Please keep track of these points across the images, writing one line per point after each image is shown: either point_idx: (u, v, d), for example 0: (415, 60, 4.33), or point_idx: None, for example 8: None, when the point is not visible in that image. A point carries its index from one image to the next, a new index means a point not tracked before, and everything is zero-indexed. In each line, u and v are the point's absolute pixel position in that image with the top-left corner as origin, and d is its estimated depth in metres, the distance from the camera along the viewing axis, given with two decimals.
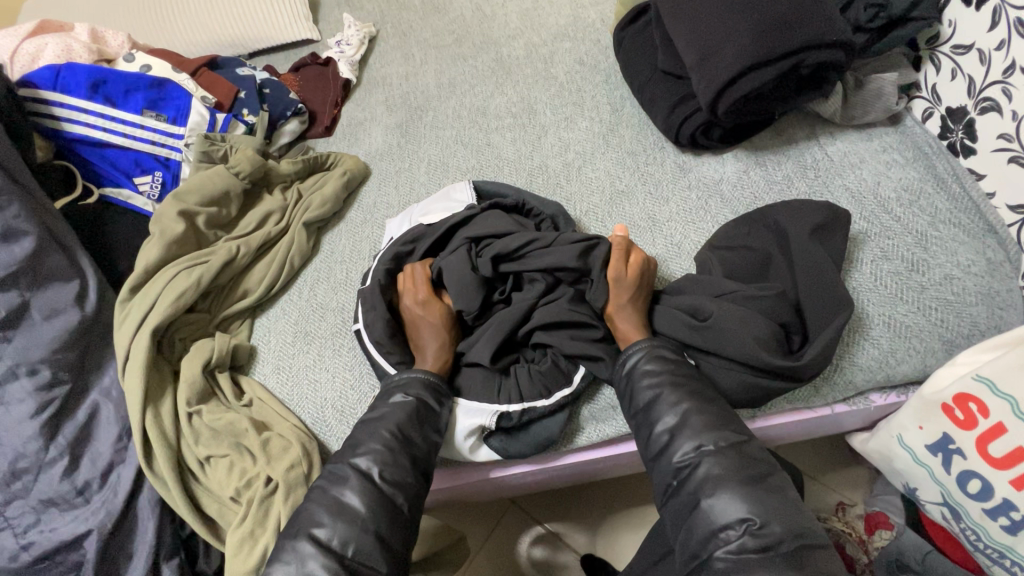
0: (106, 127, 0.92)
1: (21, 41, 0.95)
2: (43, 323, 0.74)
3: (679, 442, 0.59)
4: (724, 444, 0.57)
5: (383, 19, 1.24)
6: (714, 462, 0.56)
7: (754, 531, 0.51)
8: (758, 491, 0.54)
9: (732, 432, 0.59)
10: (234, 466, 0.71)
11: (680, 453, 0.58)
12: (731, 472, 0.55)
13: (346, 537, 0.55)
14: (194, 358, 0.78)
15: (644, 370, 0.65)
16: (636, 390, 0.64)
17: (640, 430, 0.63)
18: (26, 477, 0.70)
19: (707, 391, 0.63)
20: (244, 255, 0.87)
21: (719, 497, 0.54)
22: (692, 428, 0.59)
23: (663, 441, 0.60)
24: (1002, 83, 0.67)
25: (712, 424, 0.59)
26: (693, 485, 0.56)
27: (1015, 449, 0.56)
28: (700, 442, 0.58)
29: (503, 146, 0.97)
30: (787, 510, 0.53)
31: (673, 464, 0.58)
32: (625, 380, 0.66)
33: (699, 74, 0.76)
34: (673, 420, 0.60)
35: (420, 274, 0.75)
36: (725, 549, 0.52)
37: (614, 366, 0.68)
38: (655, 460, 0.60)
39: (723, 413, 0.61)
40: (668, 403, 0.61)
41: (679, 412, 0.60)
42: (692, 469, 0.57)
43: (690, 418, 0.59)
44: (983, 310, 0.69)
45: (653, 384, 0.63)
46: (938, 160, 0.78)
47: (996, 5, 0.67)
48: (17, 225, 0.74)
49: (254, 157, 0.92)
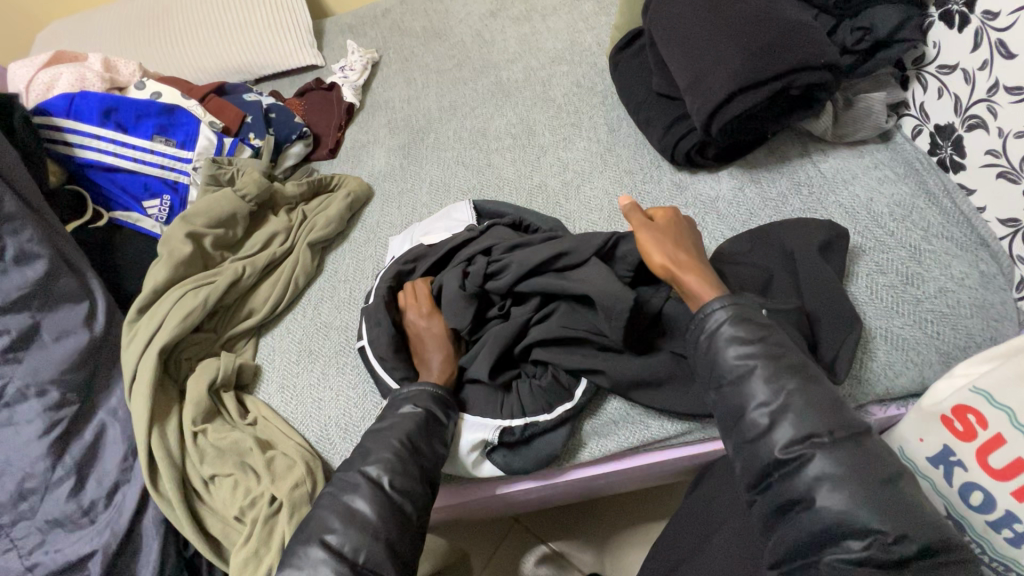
0: (117, 152, 0.94)
1: (37, 71, 0.99)
2: (53, 344, 0.75)
3: (780, 431, 0.51)
4: (842, 435, 0.50)
5: (386, 45, 1.28)
6: (832, 458, 0.49)
7: (884, 544, 0.45)
8: (885, 494, 0.47)
9: (848, 418, 0.51)
10: (239, 485, 0.72)
11: (786, 444, 0.51)
12: (855, 472, 0.48)
13: (358, 544, 0.56)
14: (200, 377, 0.79)
15: (730, 336, 0.57)
16: (722, 357, 0.56)
17: (729, 404, 0.55)
18: (32, 497, 0.70)
19: (810, 365, 0.55)
20: (249, 276, 0.88)
21: (840, 501, 0.47)
22: (795, 414, 0.51)
23: (761, 424, 0.52)
24: (987, 101, 0.70)
25: (820, 409, 0.51)
26: (802, 482, 0.49)
27: (1014, 460, 0.56)
28: (808, 432, 0.50)
29: (503, 167, 0.99)
30: (917, 516, 0.46)
31: (773, 456, 0.51)
32: (708, 344, 0.58)
33: (692, 96, 0.79)
34: (772, 401, 0.53)
35: (422, 290, 0.77)
36: (840, 557, 0.46)
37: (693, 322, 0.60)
38: (746, 445, 0.53)
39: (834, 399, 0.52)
40: (763, 378, 0.54)
41: (780, 393, 0.53)
42: (800, 465, 0.50)
43: (793, 399, 0.52)
44: (977, 322, 0.70)
45: (748, 355, 0.55)
46: (929, 175, 0.80)
47: (978, 27, 0.69)
48: (30, 248, 0.76)
49: (261, 180, 0.94)
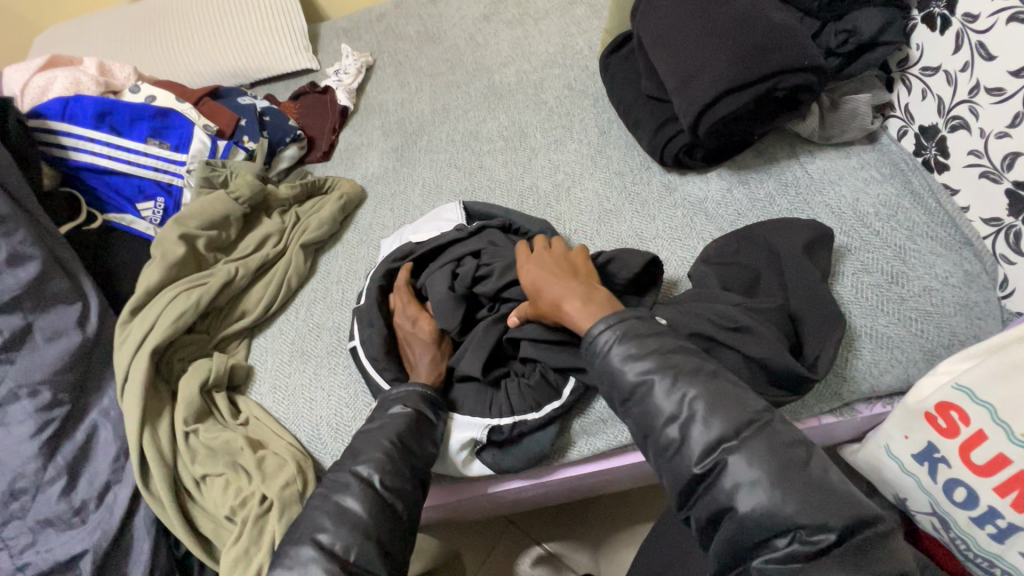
0: (111, 155, 0.95)
1: (32, 74, 1.00)
2: (45, 345, 0.75)
3: (693, 443, 0.51)
4: (746, 432, 0.50)
5: (380, 49, 1.30)
6: (742, 458, 0.49)
7: (803, 537, 0.45)
8: (795, 483, 0.47)
9: (751, 411, 0.51)
10: (230, 485, 0.72)
11: (699, 456, 0.50)
12: (767, 469, 0.48)
13: (348, 542, 0.56)
14: (192, 378, 0.80)
15: (622, 355, 0.55)
16: (623, 377, 0.55)
17: (642, 425, 0.54)
18: (23, 497, 0.70)
19: (704, 361, 0.55)
20: (241, 277, 0.89)
21: (756, 504, 0.47)
22: (701, 421, 0.51)
23: (674, 438, 0.52)
24: (969, 102, 0.71)
25: (728, 408, 0.51)
26: (723, 487, 0.49)
27: (996, 456, 0.56)
28: (719, 436, 0.50)
29: (495, 169, 1.00)
30: (829, 499, 0.46)
31: (690, 472, 0.50)
32: (604, 366, 0.56)
33: (679, 99, 0.80)
34: (679, 413, 0.52)
35: (407, 291, 0.79)
36: (768, 557, 0.46)
37: (585, 351, 0.58)
38: (669, 463, 0.52)
39: (733, 386, 0.53)
40: (663, 390, 0.53)
41: (682, 402, 0.52)
42: (717, 475, 0.49)
43: (696, 406, 0.52)
44: (961, 320, 0.71)
45: (643, 370, 0.54)
46: (914, 176, 0.81)
47: (958, 30, 0.71)
48: (24, 250, 0.76)
49: (254, 182, 0.95)
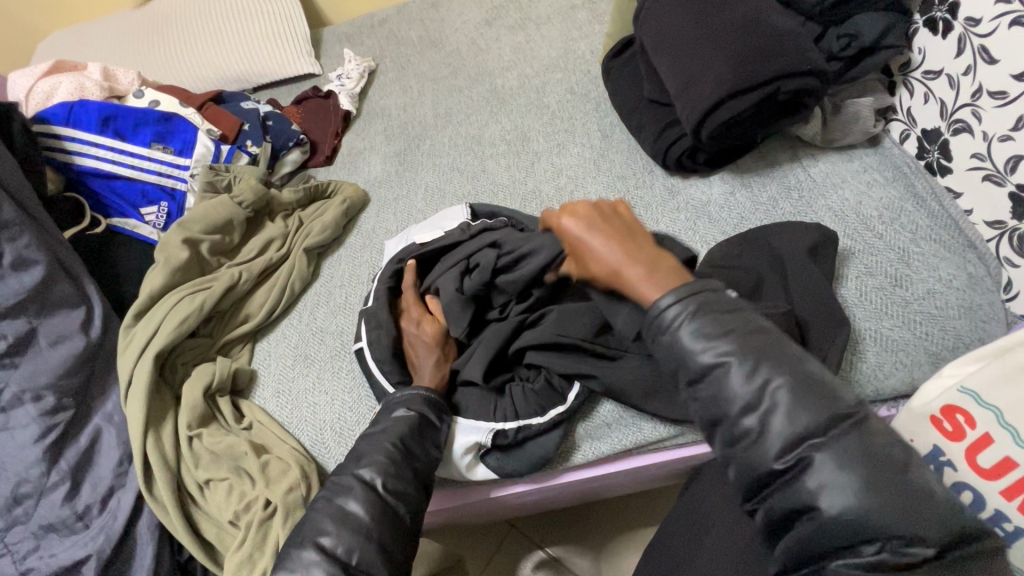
0: (115, 160, 0.95)
1: (37, 79, 1.00)
2: (49, 349, 0.76)
3: (773, 436, 0.45)
4: (839, 430, 0.44)
5: (382, 54, 1.30)
6: (833, 457, 0.43)
7: (896, 548, 0.41)
8: (893, 488, 0.41)
9: (843, 405, 0.45)
10: (233, 489, 0.72)
11: (781, 450, 0.44)
12: (861, 471, 0.42)
13: (350, 545, 0.56)
14: (196, 382, 0.80)
15: (695, 336, 0.49)
16: (692, 359, 0.48)
17: (709, 411, 0.48)
18: (27, 502, 0.70)
19: (788, 346, 0.48)
20: (245, 281, 0.89)
21: (845, 506, 0.42)
22: (785, 413, 0.45)
23: (751, 430, 0.46)
24: (972, 105, 0.71)
25: (817, 401, 0.45)
26: (806, 487, 0.43)
27: (1005, 458, 0.56)
28: (804, 431, 0.44)
29: (498, 172, 1.00)
30: (931, 510, 0.41)
31: (769, 466, 0.45)
32: (671, 345, 0.50)
33: (682, 102, 0.80)
34: (760, 402, 0.46)
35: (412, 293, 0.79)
36: (848, 562, 0.42)
37: (649, 326, 0.51)
38: (737, 454, 0.47)
39: (820, 377, 0.46)
40: (743, 375, 0.46)
41: (763, 389, 0.46)
42: (799, 472, 0.44)
43: (780, 396, 0.45)
44: (966, 323, 0.71)
45: (720, 353, 0.48)
46: (917, 179, 0.81)
47: (960, 33, 0.71)
48: (28, 254, 0.76)
49: (258, 187, 0.95)
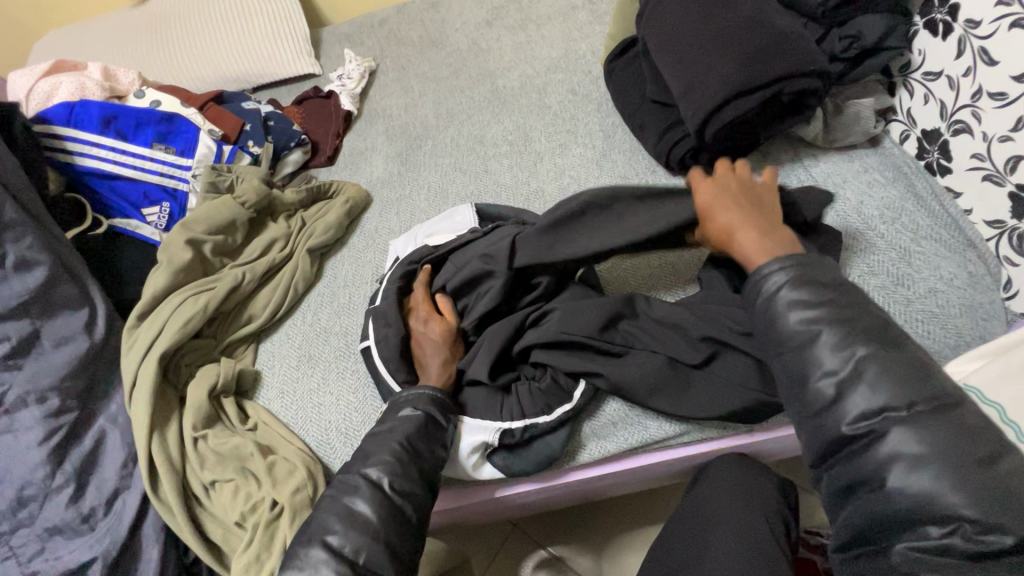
0: (116, 160, 0.95)
1: (37, 79, 0.99)
2: (53, 351, 0.75)
3: (849, 404, 0.50)
4: (922, 408, 0.48)
5: (383, 54, 1.30)
6: (908, 433, 0.48)
7: (968, 535, 0.44)
8: (973, 477, 0.45)
9: (932, 388, 0.49)
10: (239, 490, 0.72)
11: (855, 418, 0.50)
12: (940, 452, 0.46)
13: (358, 545, 0.56)
14: (201, 383, 0.79)
15: (791, 298, 0.55)
16: (782, 323, 0.55)
17: (791, 374, 0.54)
18: (32, 504, 0.70)
19: (887, 326, 0.53)
20: (249, 281, 0.89)
21: (915, 483, 0.46)
22: (868, 384, 0.50)
23: (829, 395, 0.51)
24: (971, 106, 0.72)
25: (899, 378, 0.49)
26: (877, 458, 0.49)
27: None
28: (883, 406, 0.49)
29: (500, 173, 1.00)
30: (1016, 505, 0.44)
31: (839, 430, 0.51)
32: (764, 309, 0.56)
33: (685, 103, 0.80)
34: (844, 370, 0.51)
35: (421, 292, 0.78)
36: (913, 543, 0.47)
37: (750, 287, 0.58)
38: (811, 419, 0.53)
39: (919, 362, 0.51)
40: (830, 343, 0.52)
41: (849, 359, 0.51)
42: (874, 442, 0.49)
43: (866, 367, 0.50)
44: (967, 321, 0.72)
45: (811, 319, 0.53)
46: (917, 179, 0.82)
47: (960, 35, 0.72)
48: (31, 255, 0.76)
49: (260, 187, 0.95)
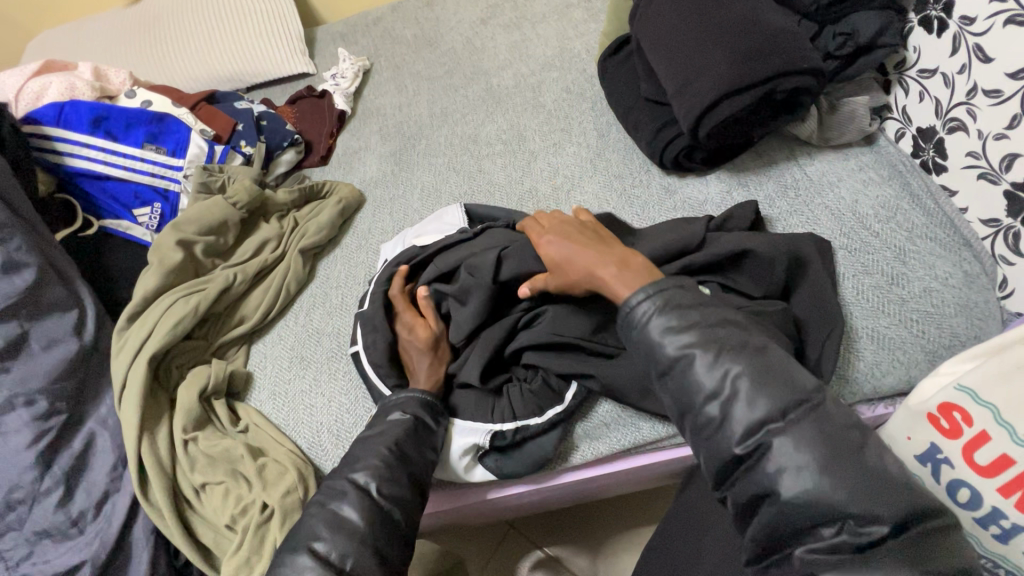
0: (107, 160, 0.94)
1: (27, 79, 0.99)
2: (41, 353, 0.75)
3: (735, 423, 0.49)
4: (793, 414, 0.48)
5: (377, 53, 1.29)
6: (789, 441, 0.47)
7: (853, 528, 0.44)
8: (849, 469, 0.45)
9: (803, 392, 0.49)
10: (230, 493, 0.71)
11: (742, 437, 0.49)
12: (818, 454, 0.46)
13: (345, 551, 0.55)
14: (191, 385, 0.79)
15: (665, 326, 0.53)
16: (660, 350, 0.53)
17: (680, 401, 0.52)
18: (20, 508, 0.70)
19: (754, 338, 0.52)
20: (240, 283, 0.88)
21: (802, 489, 0.46)
22: (746, 400, 0.49)
23: (714, 416, 0.50)
24: (966, 104, 0.71)
25: (769, 386, 0.49)
26: (769, 470, 0.47)
27: (1001, 457, 0.55)
28: (763, 418, 0.48)
29: (494, 172, 1.00)
30: (889, 490, 0.45)
31: (732, 451, 0.49)
32: (641, 337, 0.54)
33: (679, 101, 0.80)
34: (721, 388, 0.50)
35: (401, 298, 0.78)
36: (810, 546, 0.46)
37: (622, 322, 0.56)
38: (707, 441, 0.51)
39: (786, 368, 0.50)
40: (707, 365, 0.51)
41: (726, 378, 0.50)
42: (761, 455, 0.48)
43: (740, 384, 0.49)
44: (962, 321, 0.71)
45: (684, 343, 0.52)
46: (912, 177, 0.82)
47: (955, 32, 0.71)
48: (19, 257, 0.75)
49: (251, 187, 0.94)
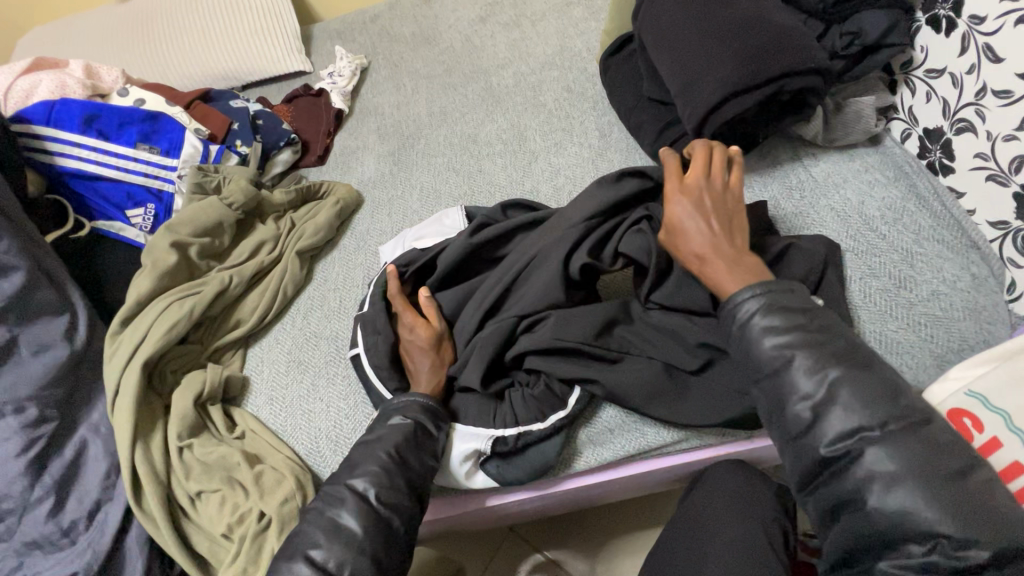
0: (99, 160, 0.92)
1: (16, 77, 0.96)
2: (31, 358, 0.73)
3: (827, 425, 0.51)
4: (894, 427, 0.49)
5: (374, 51, 1.27)
6: (887, 454, 0.48)
7: (947, 551, 0.45)
8: (949, 490, 0.46)
9: (902, 407, 0.50)
10: (226, 501, 0.70)
11: (833, 439, 0.50)
12: (913, 470, 0.47)
13: (342, 559, 0.54)
14: (186, 390, 0.77)
15: (764, 327, 0.55)
16: (759, 348, 0.55)
17: (771, 398, 0.54)
18: (10, 517, 0.68)
19: (859, 347, 0.53)
20: (236, 285, 0.86)
21: (895, 502, 0.47)
22: (843, 406, 0.50)
23: (806, 418, 0.52)
24: (975, 104, 0.70)
25: (868, 397, 0.50)
26: (857, 478, 0.49)
27: (1012, 464, 0.53)
28: (857, 426, 0.50)
29: (495, 172, 0.98)
30: (991, 517, 0.45)
31: (819, 452, 0.51)
32: (741, 335, 0.56)
33: (683, 101, 0.78)
34: (817, 393, 0.51)
35: (398, 299, 0.75)
36: (897, 561, 0.47)
37: (725, 315, 0.58)
38: (791, 442, 0.53)
39: (888, 383, 0.51)
40: (806, 370, 0.52)
41: (824, 382, 0.51)
42: (853, 462, 0.50)
43: (840, 390, 0.51)
44: (970, 324, 0.70)
45: (784, 345, 0.54)
46: (919, 178, 0.81)
47: (964, 31, 0.70)
48: (7, 259, 0.73)
49: (247, 187, 0.92)
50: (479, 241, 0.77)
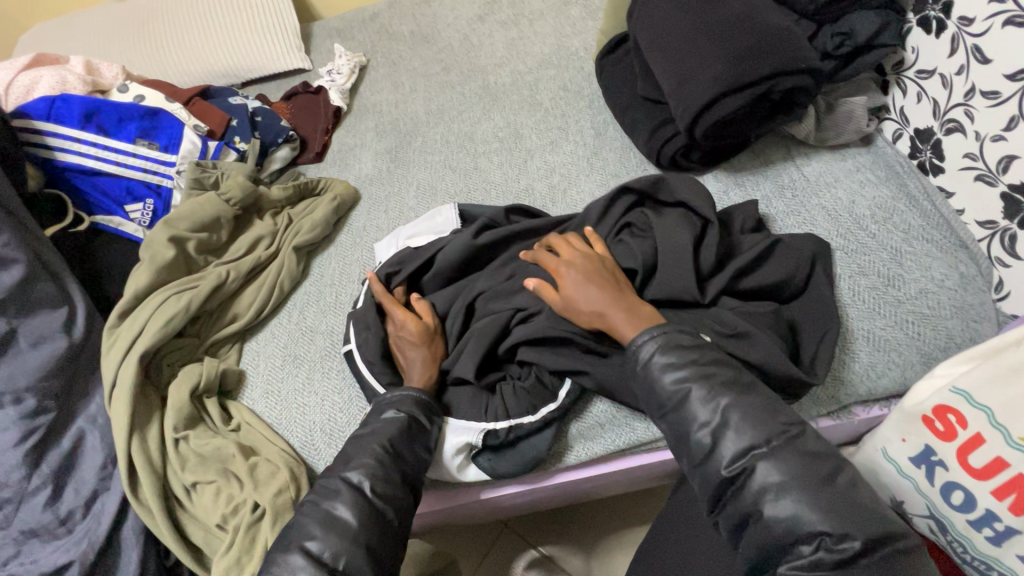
0: (98, 156, 0.93)
1: (17, 73, 0.97)
2: (30, 350, 0.74)
3: (722, 448, 0.52)
4: (777, 441, 0.51)
5: (373, 49, 1.28)
6: (773, 468, 0.50)
7: (829, 546, 0.46)
8: (826, 492, 0.48)
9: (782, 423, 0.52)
10: (221, 492, 0.71)
11: (729, 460, 0.52)
12: (797, 477, 0.49)
13: (337, 549, 0.55)
14: (183, 383, 0.78)
15: (663, 364, 0.57)
16: (658, 384, 0.57)
17: (673, 432, 0.56)
18: (8, 506, 0.69)
19: (738, 373, 0.57)
20: (233, 280, 0.87)
21: (784, 507, 0.48)
22: (734, 429, 0.52)
23: (706, 445, 0.53)
24: (964, 105, 0.71)
25: (753, 415, 0.53)
26: (754, 491, 0.50)
27: (993, 460, 0.54)
28: (747, 445, 0.51)
29: (490, 170, 0.99)
30: (865, 514, 0.46)
31: (719, 475, 0.52)
32: (643, 375, 0.58)
33: (677, 100, 0.79)
34: (710, 419, 0.54)
35: (387, 297, 0.76)
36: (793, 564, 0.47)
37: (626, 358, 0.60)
38: (698, 468, 0.54)
39: (767, 403, 0.54)
40: (701, 399, 0.55)
41: (716, 409, 0.54)
42: (746, 477, 0.51)
43: (730, 415, 0.53)
44: (958, 322, 0.71)
45: (679, 378, 0.56)
46: (910, 178, 0.81)
47: (954, 32, 0.71)
48: (7, 253, 0.74)
49: (245, 183, 0.94)
50: (483, 243, 0.79)
